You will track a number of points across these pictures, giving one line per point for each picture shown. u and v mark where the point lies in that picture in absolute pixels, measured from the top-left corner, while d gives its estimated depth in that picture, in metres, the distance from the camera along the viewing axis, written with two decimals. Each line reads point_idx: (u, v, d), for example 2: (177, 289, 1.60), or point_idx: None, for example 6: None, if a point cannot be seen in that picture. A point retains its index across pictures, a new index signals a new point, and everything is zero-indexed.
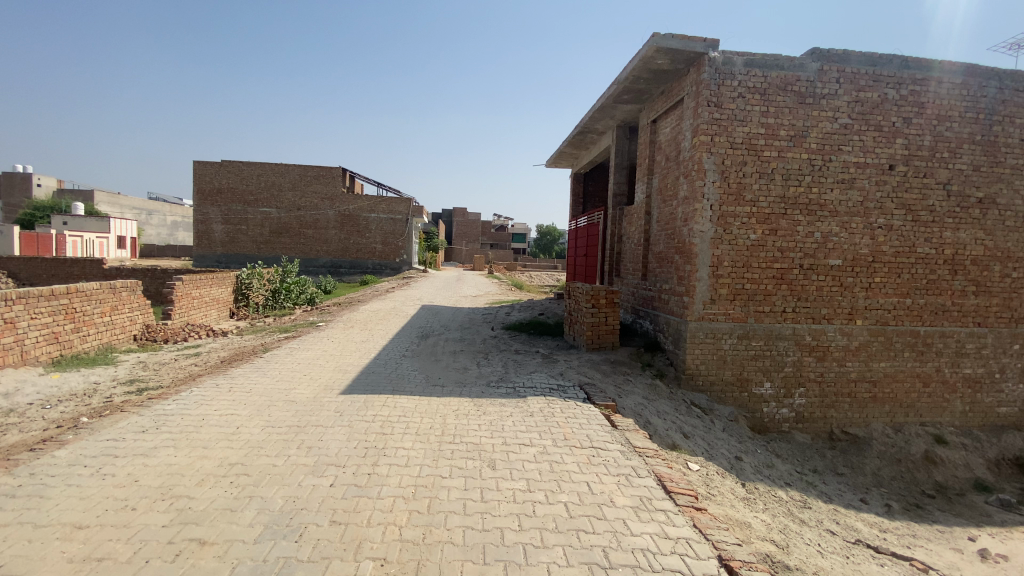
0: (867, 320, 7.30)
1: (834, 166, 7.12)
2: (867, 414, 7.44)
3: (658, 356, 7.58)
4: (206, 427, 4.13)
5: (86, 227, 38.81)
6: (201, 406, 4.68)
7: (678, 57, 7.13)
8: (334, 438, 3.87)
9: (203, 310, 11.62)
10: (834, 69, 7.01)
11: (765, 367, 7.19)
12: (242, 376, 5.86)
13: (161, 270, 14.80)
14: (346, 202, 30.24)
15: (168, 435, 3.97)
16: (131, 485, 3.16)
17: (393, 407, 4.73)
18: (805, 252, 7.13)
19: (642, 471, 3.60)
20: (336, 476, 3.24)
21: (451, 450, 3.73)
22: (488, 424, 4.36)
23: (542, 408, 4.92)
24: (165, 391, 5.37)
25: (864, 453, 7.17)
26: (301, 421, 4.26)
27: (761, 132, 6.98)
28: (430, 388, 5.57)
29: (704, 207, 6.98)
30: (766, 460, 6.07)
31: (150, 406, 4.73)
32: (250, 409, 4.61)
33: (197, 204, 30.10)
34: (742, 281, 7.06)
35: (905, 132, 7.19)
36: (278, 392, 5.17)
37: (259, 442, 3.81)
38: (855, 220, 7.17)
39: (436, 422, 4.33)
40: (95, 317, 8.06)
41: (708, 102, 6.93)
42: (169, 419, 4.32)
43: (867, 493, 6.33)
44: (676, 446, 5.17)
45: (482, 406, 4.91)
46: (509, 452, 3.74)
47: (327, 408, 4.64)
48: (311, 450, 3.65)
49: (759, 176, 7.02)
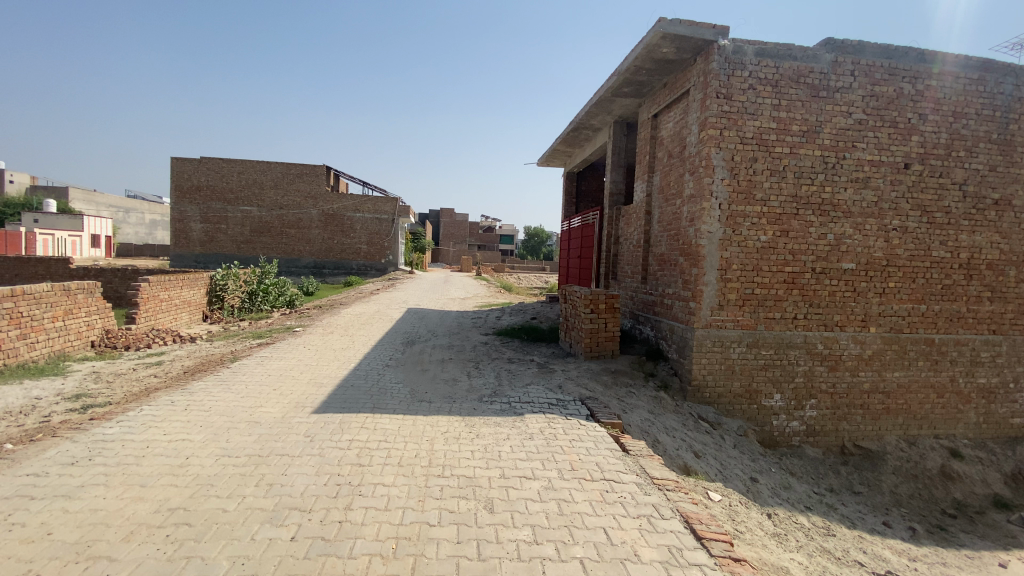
0: (880, 327, 6.89)
1: (848, 164, 6.69)
2: (880, 427, 7.02)
3: (661, 365, 7.09)
4: (149, 457, 3.50)
5: (58, 225, 37.36)
6: (148, 429, 4.04)
7: (685, 45, 6.63)
8: (300, 473, 3.26)
9: (173, 313, 10.85)
10: (848, 61, 6.61)
11: (776, 378, 6.72)
12: (202, 392, 5.19)
13: (131, 271, 13.94)
14: (330, 201, 29.39)
15: (101, 469, 3.33)
16: (41, 541, 2.53)
17: (372, 430, 4.12)
18: (817, 255, 6.68)
19: (666, 510, 3.06)
20: (299, 526, 2.65)
21: (439, 487, 3.15)
22: (482, 451, 3.78)
23: (542, 429, 4.36)
24: (112, 410, 4.70)
25: (879, 469, 6.76)
26: (263, 449, 3.65)
27: (772, 127, 6.54)
28: (415, 405, 4.97)
29: (712, 206, 6.50)
30: (782, 481, 5.58)
31: (89, 430, 4.06)
32: (205, 433, 3.96)
33: (174, 202, 29.04)
34: (752, 285, 6.60)
35: (921, 129, 6.81)
36: (241, 411, 4.55)
37: (209, 478, 3.18)
38: (869, 222, 6.76)
39: (422, 449, 3.74)
40: (46, 322, 7.30)
41: (717, 93, 6.46)
42: (107, 447, 3.68)
43: (888, 516, 5.92)
44: (689, 469, 4.67)
45: (474, 427, 4.33)
46: (509, 488, 3.18)
47: (295, 431, 4.03)
48: (271, 489, 3.04)
49: (770, 173, 6.56)
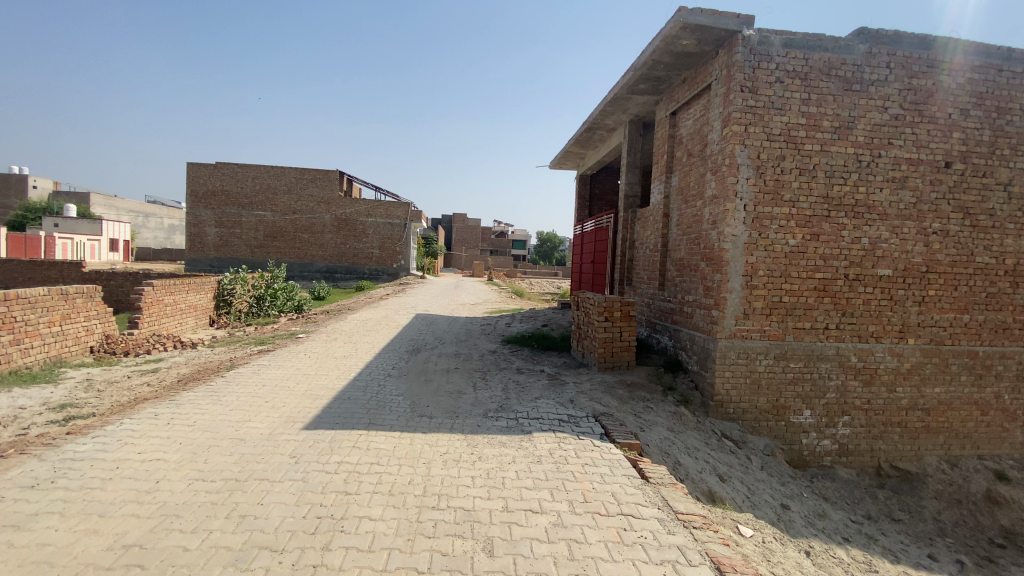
0: (919, 338, 6.36)
1: (884, 163, 6.21)
2: (919, 448, 6.48)
3: (681, 377, 6.64)
4: (117, 481, 3.18)
5: (78, 229, 37.89)
6: (124, 447, 3.72)
7: (707, 36, 6.22)
8: (278, 503, 2.90)
9: (178, 318, 10.65)
10: (884, 52, 6.14)
11: (806, 393, 6.24)
12: (190, 404, 4.87)
13: (141, 275, 13.84)
14: (342, 206, 29.30)
15: (61, 495, 3.00)
16: None
17: (365, 450, 3.76)
18: (851, 261, 6.20)
19: (694, 555, 2.65)
20: (266, 572, 2.29)
21: (432, 522, 2.76)
22: (485, 477, 3.39)
23: (552, 451, 3.96)
24: (92, 423, 4.40)
25: (919, 494, 6.22)
26: (242, 472, 3.31)
27: (802, 123, 6.09)
28: (415, 421, 4.60)
29: (737, 207, 6.06)
30: (816, 508, 5.10)
31: (60, 447, 3.75)
32: (182, 452, 3.63)
33: (189, 206, 29.22)
34: (780, 293, 6.13)
35: (963, 125, 6.30)
36: (227, 426, 4.23)
37: (176, 508, 2.84)
38: (907, 225, 6.26)
39: (417, 474, 3.37)
40: (41, 327, 7.09)
41: (741, 87, 6.03)
42: (75, 467, 3.37)
43: (933, 547, 5.40)
44: (713, 496, 4.25)
45: (476, 448, 3.94)
46: (511, 525, 2.78)
47: (279, 451, 3.68)
48: (243, 522, 2.69)
49: (799, 173, 6.11)
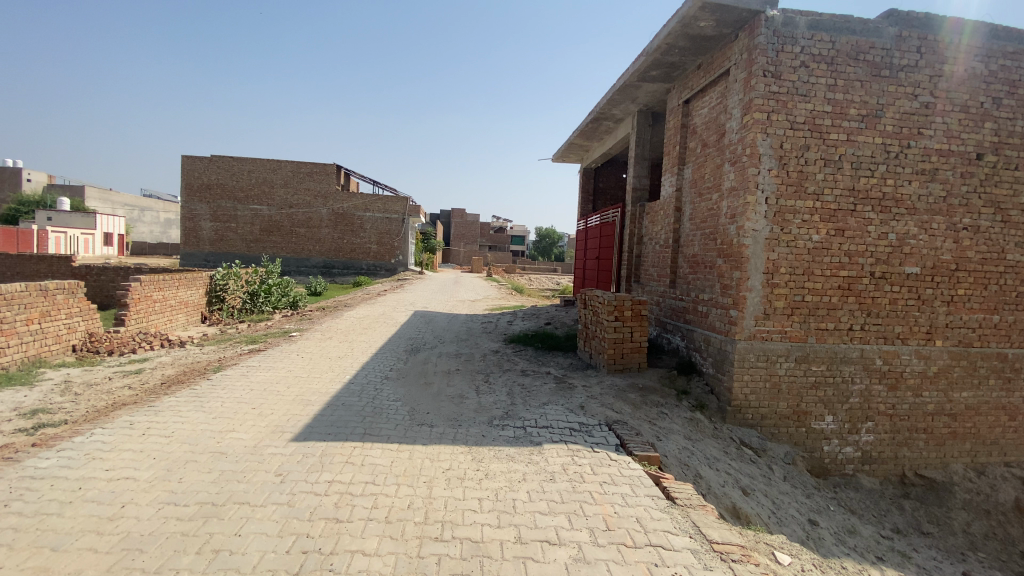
0: (947, 340, 6.01)
1: (913, 154, 5.84)
2: (945, 455, 6.14)
3: (695, 381, 6.29)
4: (78, 505, 2.80)
5: (71, 222, 37.36)
6: (90, 464, 3.34)
7: (727, 17, 5.82)
8: (259, 534, 2.53)
9: (167, 315, 10.25)
10: (914, 36, 5.76)
11: (828, 398, 5.89)
12: (170, 411, 4.49)
13: (130, 270, 13.40)
14: (338, 201, 28.85)
15: (12, 522, 2.62)
16: None
17: (359, 466, 3.40)
18: (877, 258, 5.84)
19: None
20: None
21: (435, 559, 2.41)
22: (494, 499, 3.03)
23: (565, 466, 3.59)
24: (61, 433, 4.02)
25: (946, 504, 5.90)
26: (220, 494, 2.93)
27: (827, 110, 5.71)
28: (415, 430, 4.22)
29: (758, 200, 5.69)
30: (844, 524, 4.77)
31: (19, 463, 3.37)
32: (155, 470, 3.25)
33: (184, 200, 28.72)
34: (802, 292, 5.78)
35: (995, 115, 5.92)
36: (208, 437, 3.85)
37: (142, 541, 2.47)
38: (936, 220, 5.89)
39: (417, 496, 3.00)
40: (19, 325, 6.69)
41: (764, 72, 5.65)
42: (32, 488, 2.98)
43: (966, 564, 5.08)
44: (739, 514, 3.91)
45: (483, 464, 3.58)
46: (526, 561, 2.43)
47: (264, 468, 3.30)
48: (217, 559, 2.33)
49: (824, 164, 5.74)
